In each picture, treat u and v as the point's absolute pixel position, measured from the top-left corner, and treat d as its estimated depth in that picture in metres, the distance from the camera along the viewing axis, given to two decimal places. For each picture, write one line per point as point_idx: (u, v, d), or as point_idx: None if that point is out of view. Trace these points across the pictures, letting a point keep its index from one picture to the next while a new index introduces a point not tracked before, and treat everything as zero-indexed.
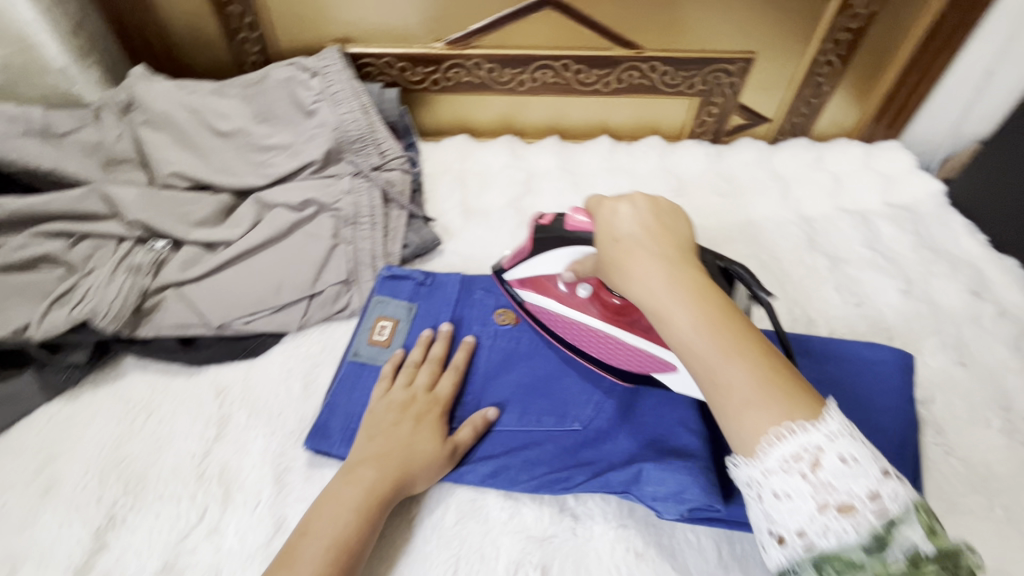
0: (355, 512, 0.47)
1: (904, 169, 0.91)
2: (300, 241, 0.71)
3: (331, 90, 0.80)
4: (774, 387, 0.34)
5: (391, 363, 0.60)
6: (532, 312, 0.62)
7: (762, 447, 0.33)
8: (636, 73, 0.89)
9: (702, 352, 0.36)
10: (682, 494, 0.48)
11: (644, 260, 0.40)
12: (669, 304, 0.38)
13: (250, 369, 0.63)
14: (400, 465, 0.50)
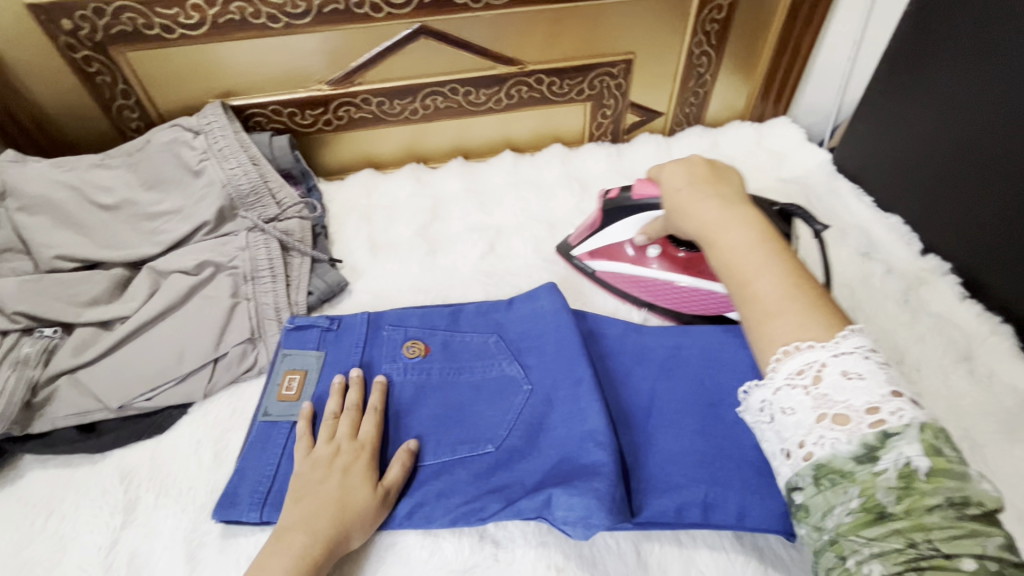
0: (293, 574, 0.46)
1: (793, 143, 0.96)
2: (199, 306, 0.70)
3: (217, 146, 0.78)
4: (794, 299, 0.41)
5: (305, 420, 0.58)
6: (603, 278, 0.74)
7: (773, 363, 0.40)
8: (524, 88, 0.91)
9: (739, 268, 0.44)
10: (590, 518, 0.48)
11: (703, 199, 0.49)
12: (717, 227, 0.46)
13: (158, 446, 0.61)
14: (337, 517, 0.49)
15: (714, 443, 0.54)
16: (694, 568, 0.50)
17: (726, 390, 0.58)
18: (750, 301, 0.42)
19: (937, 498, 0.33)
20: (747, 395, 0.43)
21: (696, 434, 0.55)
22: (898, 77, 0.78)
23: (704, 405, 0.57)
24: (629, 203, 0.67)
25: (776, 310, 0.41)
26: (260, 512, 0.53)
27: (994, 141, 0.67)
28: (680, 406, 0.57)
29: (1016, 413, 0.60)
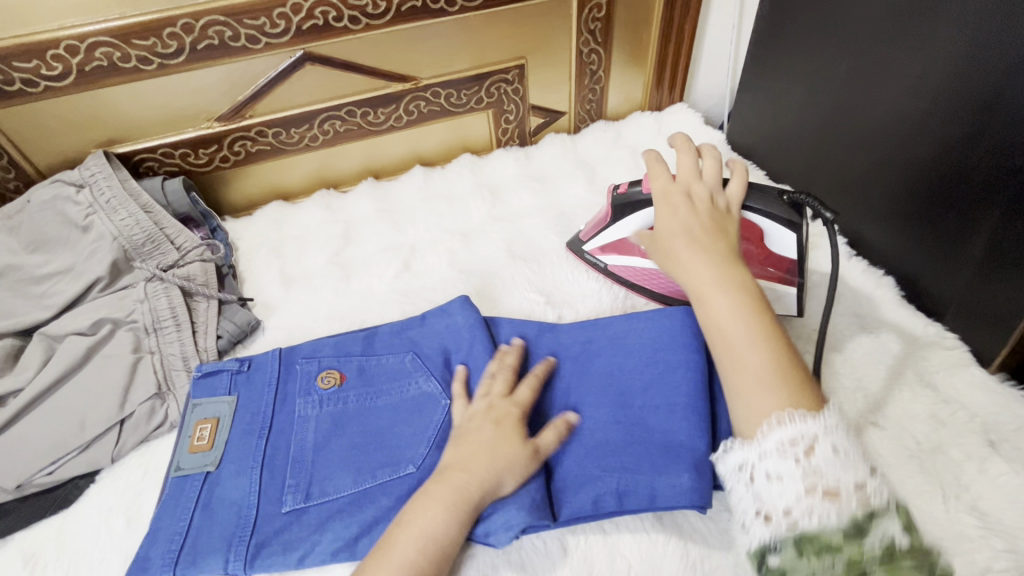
0: (442, 524, 0.47)
1: (690, 127, 1.00)
2: (98, 367, 0.66)
3: (103, 199, 0.75)
4: (778, 383, 0.44)
5: (461, 382, 0.60)
6: (617, 272, 0.73)
7: (761, 428, 0.43)
8: (422, 102, 0.91)
9: (733, 336, 0.47)
10: (510, 521, 0.49)
11: (696, 255, 0.52)
12: (704, 288, 0.50)
13: (65, 521, 0.58)
14: (494, 466, 0.50)
15: (622, 430, 0.55)
16: (620, 555, 0.51)
17: (635, 378, 0.59)
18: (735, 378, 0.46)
19: (910, 568, 0.38)
20: (728, 455, 0.45)
21: (607, 424, 0.56)
22: (767, 57, 0.84)
23: (613, 395, 0.58)
24: (641, 198, 0.66)
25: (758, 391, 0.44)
26: (173, 571, 0.52)
27: (852, 107, 0.73)
28: (589, 399, 0.58)
29: (903, 357, 0.63)
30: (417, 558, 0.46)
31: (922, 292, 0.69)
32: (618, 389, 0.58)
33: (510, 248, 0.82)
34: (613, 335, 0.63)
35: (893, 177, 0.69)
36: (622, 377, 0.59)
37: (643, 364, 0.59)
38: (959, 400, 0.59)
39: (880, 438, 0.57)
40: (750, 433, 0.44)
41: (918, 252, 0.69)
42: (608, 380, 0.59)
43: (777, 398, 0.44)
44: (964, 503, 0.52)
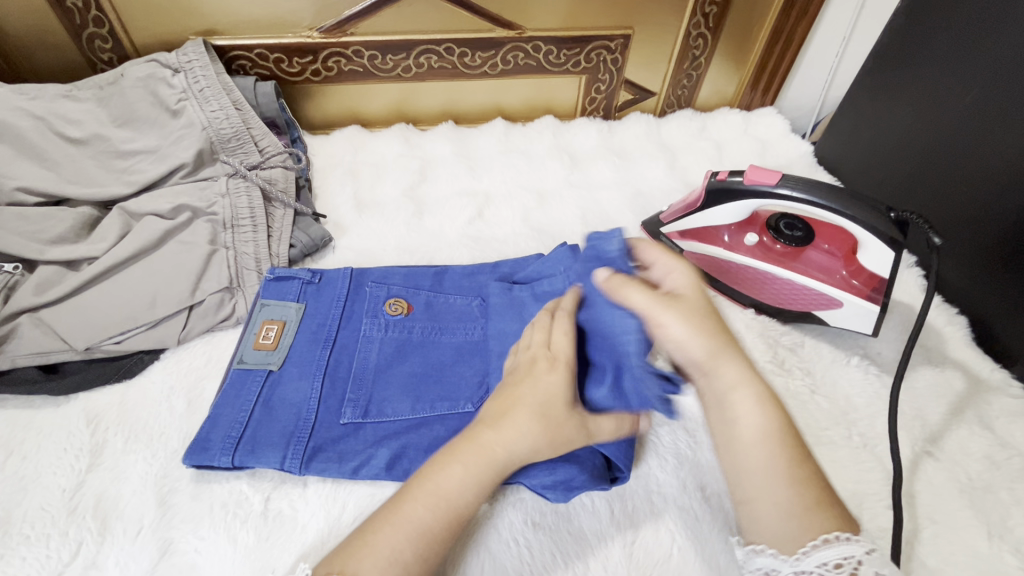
0: (467, 489, 0.44)
1: (779, 133, 0.98)
2: (174, 252, 0.67)
3: (197, 87, 0.75)
4: (806, 459, 0.45)
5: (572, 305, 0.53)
6: (692, 258, 0.73)
7: (806, 549, 0.40)
8: (520, 54, 0.90)
9: (750, 441, 0.46)
10: (571, 482, 0.50)
11: (700, 326, 0.48)
12: (722, 360, 0.48)
13: (127, 391, 0.59)
14: (540, 424, 0.47)
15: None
16: (665, 526, 0.52)
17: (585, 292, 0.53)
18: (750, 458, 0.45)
19: None
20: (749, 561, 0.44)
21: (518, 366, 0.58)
22: (882, 77, 0.81)
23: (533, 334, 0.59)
24: (740, 187, 0.66)
25: (796, 464, 0.44)
26: (232, 456, 0.53)
27: (962, 137, 0.70)
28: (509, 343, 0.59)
29: (965, 395, 0.63)
30: (430, 515, 0.42)
31: (994, 339, 0.68)
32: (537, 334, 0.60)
33: (584, 217, 0.82)
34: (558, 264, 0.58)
35: (991, 215, 0.67)
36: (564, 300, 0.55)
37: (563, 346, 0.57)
38: (1017, 446, 0.59)
39: (934, 468, 0.58)
40: (789, 548, 0.41)
41: (997, 301, 0.68)
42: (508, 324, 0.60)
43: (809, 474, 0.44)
44: (1008, 542, 0.52)
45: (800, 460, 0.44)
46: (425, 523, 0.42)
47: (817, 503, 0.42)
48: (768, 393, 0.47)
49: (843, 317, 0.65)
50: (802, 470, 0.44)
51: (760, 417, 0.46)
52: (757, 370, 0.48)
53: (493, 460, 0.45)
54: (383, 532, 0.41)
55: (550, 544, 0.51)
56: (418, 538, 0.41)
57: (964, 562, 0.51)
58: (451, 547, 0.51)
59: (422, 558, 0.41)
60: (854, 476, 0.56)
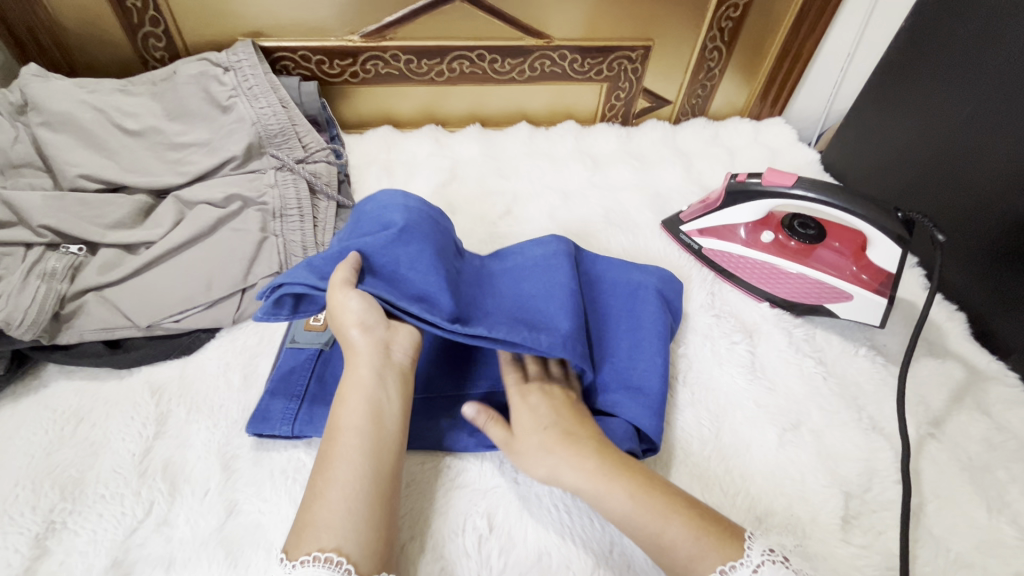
0: (360, 415, 0.49)
1: (787, 142, 1.04)
2: (227, 238, 0.71)
3: (247, 85, 0.80)
4: (676, 513, 0.46)
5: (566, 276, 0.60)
6: (710, 255, 0.78)
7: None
8: (546, 62, 0.95)
9: (644, 524, 0.46)
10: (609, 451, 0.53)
11: (542, 443, 0.51)
12: (572, 465, 0.49)
13: (186, 366, 0.63)
14: (363, 332, 0.52)
15: (513, 315, 0.56)
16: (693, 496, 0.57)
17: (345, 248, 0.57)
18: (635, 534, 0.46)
19: None
20: None
21: (502, 310, 0.57)
22: (885, 89, 0.87)
23: (514, 290, 0.60)
24: (757, 188, 0.71)
25: (665, 525, 0.45)
26: (291, 426, 0.57)
27: (962, 147, 0.76)
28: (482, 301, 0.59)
29: (964, 383, 0.68)
30: (348, 453, 0.47)
31: (990, 333, 0.73)
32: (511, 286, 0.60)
33: (607, 215, 0.87)
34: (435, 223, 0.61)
35: (987, 218, 0.73)
36: (396, 236, 0.57)
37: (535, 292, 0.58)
38: (1012, 430, 0.64)
39: (937, 448, 0.62)
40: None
41: (992, 299, 0.73)
42: (443, 256, 0.59)
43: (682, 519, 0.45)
44: (1005, 515, 0.57)
45: (669, 514, 0.46)
46: (341, 462, 0.46)
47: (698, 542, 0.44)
48: (605, 473, 0.49)
49: (853, 310, 0.70)
50: (673, 526, 0.45)
51: (626, 500, 0.47)
52: (601, 450, 0.50)
53: (357, 376, 0.51)
54: (315, 483, 0.46)
55: (589, 509, 0.55)
56: (343, 477, 0.46)
57: (966, 532, 0.56)
58: (495, 512, 0.54)
59: (353, 487, 0.45)
60: (864, 455, 0.61)
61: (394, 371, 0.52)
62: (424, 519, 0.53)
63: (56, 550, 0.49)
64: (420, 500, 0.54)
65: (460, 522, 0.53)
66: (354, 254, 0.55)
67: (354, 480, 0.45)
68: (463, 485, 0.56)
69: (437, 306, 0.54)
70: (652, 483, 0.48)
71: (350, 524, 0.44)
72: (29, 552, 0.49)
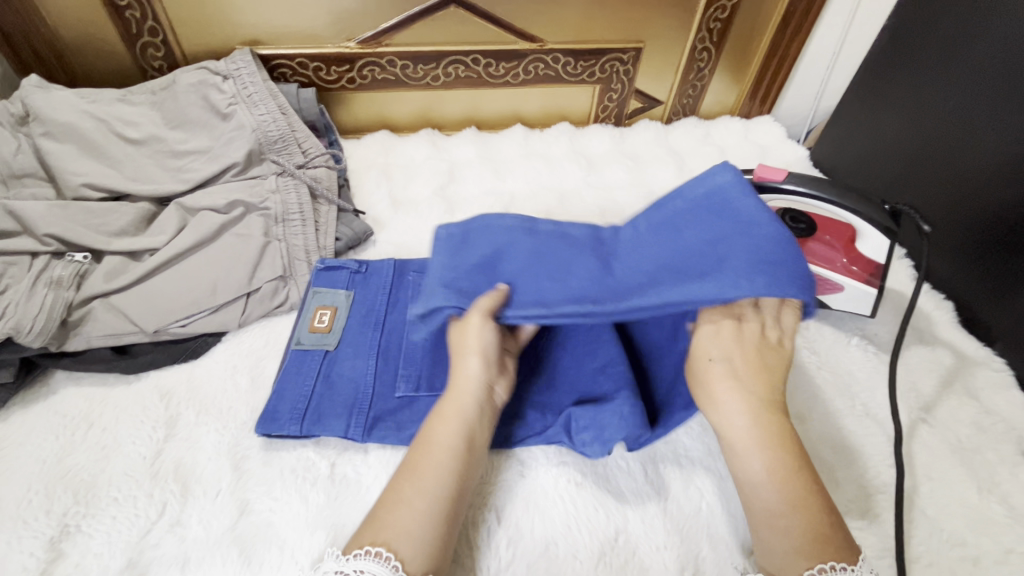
0: (452, 438, 0.50)
1: (776, 139, 1.06)
2: (231, 244, 0.72)
3: (246, 92, 0.81)
4: (799, 506, 0.45)
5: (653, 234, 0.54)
6: None
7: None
8: (540, 65, 0.97)
9: (767, 500, 0.46)
10: (604, 436, 0.55)
11: (724, 380, 0.50)
12: (732, 415, 0.49)
13: (194, 370, 0.64)
14: (481, 361, 0.52)
15: (664, 269, 0.51)
16: (694, 484, 0.58)
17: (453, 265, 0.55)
18: (758, 506, 0.47)
19: None
20: None
21: (656, 265, 0.51)
22: (872, 86, 0.90)
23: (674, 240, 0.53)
24: (750, 184, 0.73)
25: (783, 513, 0.45)
26: (300, 425, 0.58)
27: (948, 141, 0.78)
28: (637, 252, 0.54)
29: (953, 369, 0.71)
30: (436, 470, 0.48)
31: (976, 319, 0.76)
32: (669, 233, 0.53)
33: (603, 214, 0.88)
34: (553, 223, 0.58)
35: (972, 210, 0.75)
36: (525, 232, 0.57)
37: (694, 242, 0.51)
38: (999, 413, 0.67)
39: (929, 432, 0.64)
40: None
41: (977, 287, 0.76)
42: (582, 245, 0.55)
43: (799, 521, 0.44)
44: (995, 495, 0.59)
45: (790, 508, 0.45)
46: (426, 476, 0.47)
47: (799, 549, 0.43)
48: (758, 440, 0.48)
49: (844, 301, 0.72)
50: (792, 518, 0.44)
51: (763, 475, 0.47)
52: (775, 411, 0.49)
53: (459, 401, 0.52)
54: (402, 489, 0.47)
55: (592, 499, 0.57)
56: (424, 489, 0.47)
57: (957, 512, 0.58)
58: (502, 504, 0.56)
59: (428, 500, 0.46)
60: (858, 441, 0.63)
61: (490, 410, 0.54)
62: None
63: (72, 553, 0.50)
64: None
65: (471, 515, 0.55)
66: (503, 286, 0.53)
67: (439, 499, 0.46)
68: None
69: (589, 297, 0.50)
70: (802, 471, 0.46)
71: (421, 534, 0.44)
72: (44, 555, 0.49)
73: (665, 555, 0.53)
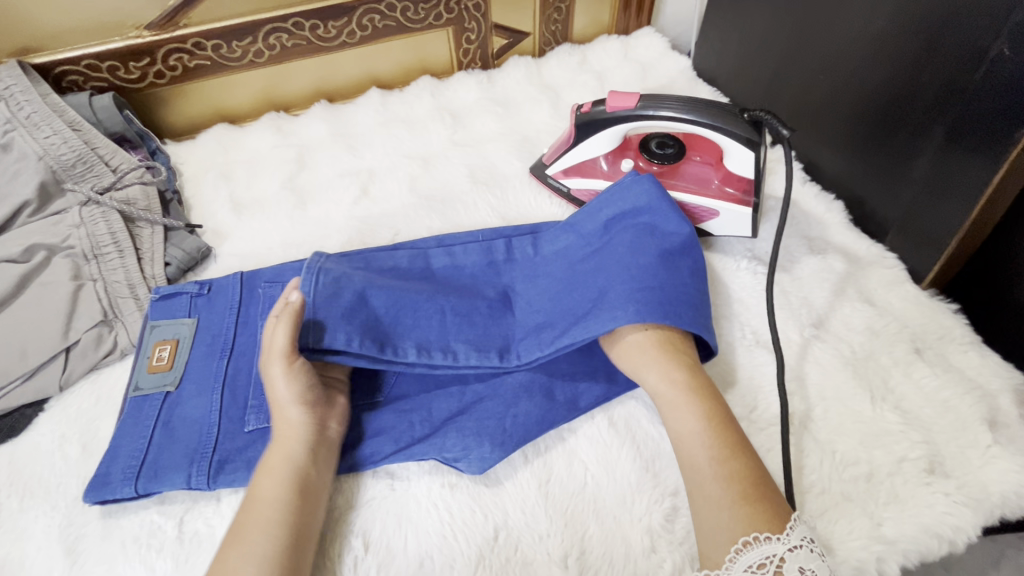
0: (278, 488, 0.47)
1: (658, 52, 0.98)
2: (36, 296, 0.63)
3: (23, 114, 0.69)
4: (733, 454, 0.48)
5: (542, 265, 0.62)
6: (579, 196, 0.73)
7: (731, 554, 0.43)
8: (376, 16, 0.85)
9: (705, 458, 0.48)
10: (483, 453, 0.52)
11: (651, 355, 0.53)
12: (661, 376, 0.52)
13: (15, 450, 0.57)
14: (306, 401, 0.50)
15: (560, 309, 0.57)
16: (577, 459, 0.54)
17: (352, 282, 0.55)
18: (696, 458, 0.48)
19: None
20: None
21: (552, 306, 0.58)
22: None
23: (565, 273, 0.60)
24: (604, 116, 0.66)
25: (723, 461, 0.47)
26: (134, 485, 0.51)
27: (815, 24, 0.71)
28: (519, 260, 0.63)
29: (846, 274, 0.67)
30: (268, 528, 0.45)
31: (868, 215, 0.71)
32: (562, 259, 0.61)
33: (472, 174, 0.80)
34: (445, 250, 0.64)
35: (849, 97, 0.69)
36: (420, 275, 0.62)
37: (589, 273, 0.58)
38: (893, 313, 0.64)
39: (822, 348, 0.61)
40: (720, 559, 0.44)
41: (866, 180, 0.70)
42: (479, 287, 0.61)
43: (739, 465, 0.47)
44: (889, 402, 0.57)
45: (728, 455, 0.47)
46: (252, 537, 0.44)
47: (744, 496, 0.45)
48: (689, 393, 0.51)
49: (722, 226, 0.67)
50: (729, 465, 0.47)
51: (704, 435, 0.49)
52: (707, 382, 0.53)
53: (285, 446, 0.49)
54: (230, 558, 0.44)
55: (469, 501, 0.52)
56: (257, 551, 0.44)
57: (851, 428, 0.55)
58: (371, 527, 0.51)
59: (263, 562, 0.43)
60: (748, 374, 0.59)
61: (326, 448, 0.51)
62: None
63: None
64: None
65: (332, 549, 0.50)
66: (407, 331, 0.55)
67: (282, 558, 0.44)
68: (335, 506, 0.52)
69: (486, 343, 0.56)
70: (732, 425, 0.50)
71: None
72: None
73: (549, 543, 0.50)
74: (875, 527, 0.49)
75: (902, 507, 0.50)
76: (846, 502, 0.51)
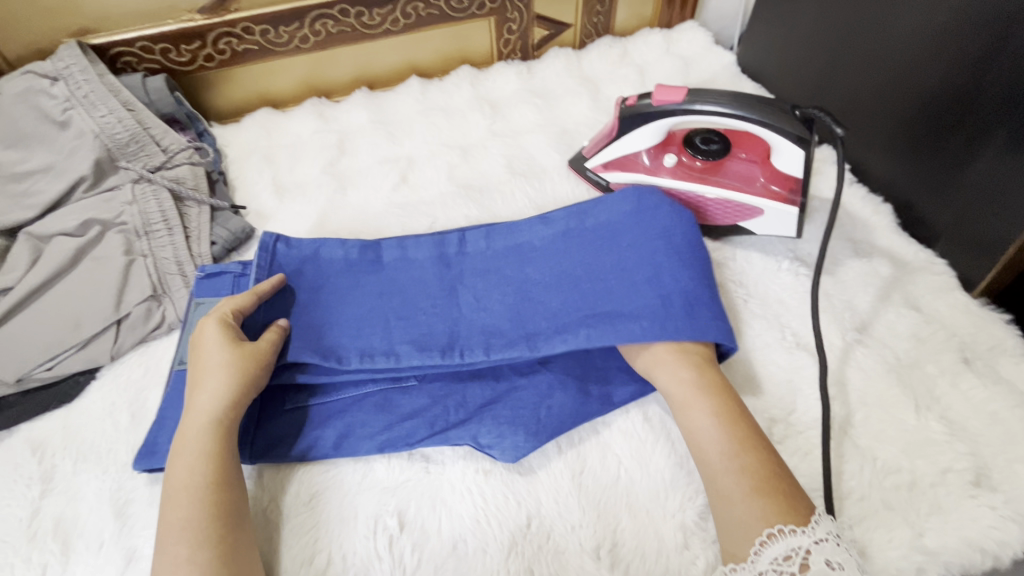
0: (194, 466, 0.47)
1: (701, 46, 0.96)
2: (90, 269, 0.65)
3: (80, 93, 0.71)
4: (749, 448, 0.47)
5: (548, 260, 0.62)
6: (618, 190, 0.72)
7: (756, 547, 0.42)
8: (420, 4, 0.86)
9: (720, 453, 0.48)
10: (517, 442, 0.53)
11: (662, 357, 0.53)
12: (673, 375, 0.52)
13: (68, 416, 0.59)
14: (223, 378, 0.51)
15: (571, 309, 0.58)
16: (611, 453, 0.54)
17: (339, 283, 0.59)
18: (711, 456, 0.48)
19: None
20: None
21: (561, 302, 0.58)
22: None
23: (570, 272, 0.60)
24: (649, 110, 0.65)
25: (734, 455, 0.47)
26: None
27: (869, 24, 0.69)
28: (471, 253, 0.64)
29: (891, 279, 0.65)
30: (187, 504, 0.45)
31: (917, 220, 0.69)
32: (518, 257, 0.63)
33: (510, 165, 0.80)
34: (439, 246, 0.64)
35: (901, 100, 0.67)
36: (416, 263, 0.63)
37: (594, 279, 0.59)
38: (940, 321, 0.62)
39: (865, 354, 0.59)
40: (744, 552, 0.43)
41: (917, 184, 0.68)
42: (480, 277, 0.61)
43: (750, 459, 0.47)
44: (934, 412, 0.55)
45: (741, 449, 0.47)
46: (174, 514, 0.45)
47: (754, 488, 0.45)
48: (703, 389, 0.51)
49: (765, 225, 0.66)
50: (740, 460, 0.47)
51: (720, 431, 0.49)
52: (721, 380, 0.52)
53: (196, 422, 0.49)
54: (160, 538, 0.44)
55: (503, 488, 0.53)
56: (183, 526, 0.44)
57: (892, 436, 0.54)
58: (407, 508, 0.52)
59: (185, 537, 0.44)
60: (788, 377, 0.58)
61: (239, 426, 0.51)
62: (326, 530, 0.51)
63: None
64: (317, 517, 0.52)
65: (367, 528, 0.51)
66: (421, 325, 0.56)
67: (193, 520, 0.44)
68: (372, 485, 0.53)
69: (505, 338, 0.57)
70: (748, 421, 0.50)
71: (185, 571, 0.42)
72: None
73: (581, 534, 0.50)
74: (917, 537, 0.48)
75: (945, 518, 0.49)
76: (886, 511, 0.50)
